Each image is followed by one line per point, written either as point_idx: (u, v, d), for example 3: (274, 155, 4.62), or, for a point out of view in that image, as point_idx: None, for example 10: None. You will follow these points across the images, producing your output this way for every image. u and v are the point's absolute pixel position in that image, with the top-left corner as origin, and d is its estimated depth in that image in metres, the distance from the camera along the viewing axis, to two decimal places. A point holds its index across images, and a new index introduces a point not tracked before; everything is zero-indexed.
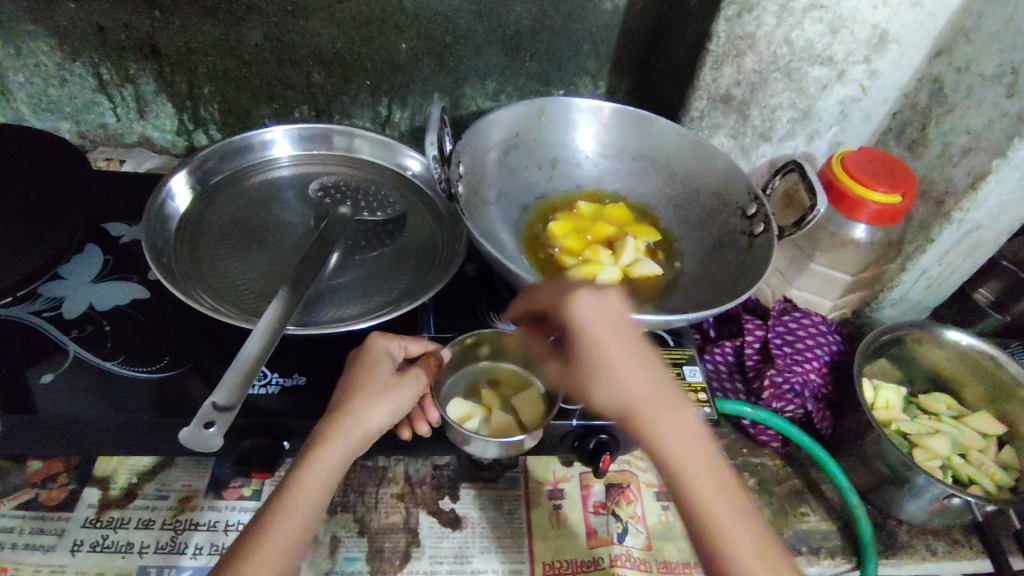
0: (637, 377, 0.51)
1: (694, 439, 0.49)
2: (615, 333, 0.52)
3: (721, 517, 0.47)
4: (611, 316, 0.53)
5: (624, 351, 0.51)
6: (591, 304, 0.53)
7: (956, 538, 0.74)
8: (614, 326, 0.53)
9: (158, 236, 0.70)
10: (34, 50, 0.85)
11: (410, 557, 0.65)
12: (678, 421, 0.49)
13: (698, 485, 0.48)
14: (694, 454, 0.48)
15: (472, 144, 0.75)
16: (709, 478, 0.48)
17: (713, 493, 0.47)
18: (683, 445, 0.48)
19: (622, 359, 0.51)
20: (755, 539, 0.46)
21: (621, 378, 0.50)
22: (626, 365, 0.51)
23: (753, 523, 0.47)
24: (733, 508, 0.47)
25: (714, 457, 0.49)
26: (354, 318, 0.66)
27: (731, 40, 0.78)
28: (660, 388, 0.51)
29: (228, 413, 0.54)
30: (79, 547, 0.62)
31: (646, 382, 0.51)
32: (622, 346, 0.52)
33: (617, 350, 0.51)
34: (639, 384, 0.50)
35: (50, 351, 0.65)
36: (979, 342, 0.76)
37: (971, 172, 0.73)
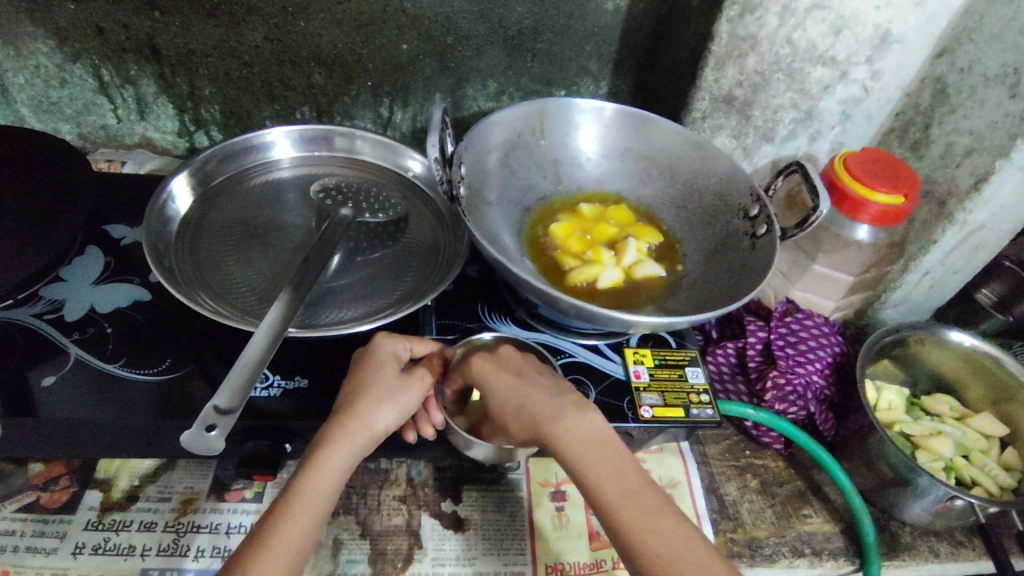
0: (536, 403, 0.57)
1: (589, 441, 0.55)
2: (510, 377, 0.60)
3: (617, 500, 0.52)
4: (508, 365, 0.62)
5: (522, 387, 0.59)
6: (486, 360, 0.63)
7: (959, 539, 0.74)
8: (514, 375, 0.61)
9: (159, 238, 0.70)
10: (34, 51, 0.85)
11: (412, 559, 0.65)
12: (575, 426, 0.55)
13: (595, 476, 0.53)
14: (588, 451, 0.54)
15: (474, 146, 0.74)
16: (605, 467, 0.53)
17: (608, 482, 0.53)
18: (580, 444, 0.54)
19: (519, 391, 0.59)
20: (647, 516, 0.51)
21: (523, 408, 0.57)
22: (525, 399, 0.58)
23: (648, 502, 0.52)
24: (628, 492, 0.52)
25: (612, 449, 0.55)
26: (357, 320, 0.66)
27: (733, 41, 0.77)
28: (557, 404, 0.57)
29: (231, 416, 0.54)
30: (81, 549, 0.62)
31: (543, 404, 0.57)
32: (519, 384, 0.60)
33: (515, 388, 0.59)
34: (537, 408, 0.57)
35: (52, 353, 0.65)
36: (982, 343, 0.76)
37: (974, 173, 0.73)
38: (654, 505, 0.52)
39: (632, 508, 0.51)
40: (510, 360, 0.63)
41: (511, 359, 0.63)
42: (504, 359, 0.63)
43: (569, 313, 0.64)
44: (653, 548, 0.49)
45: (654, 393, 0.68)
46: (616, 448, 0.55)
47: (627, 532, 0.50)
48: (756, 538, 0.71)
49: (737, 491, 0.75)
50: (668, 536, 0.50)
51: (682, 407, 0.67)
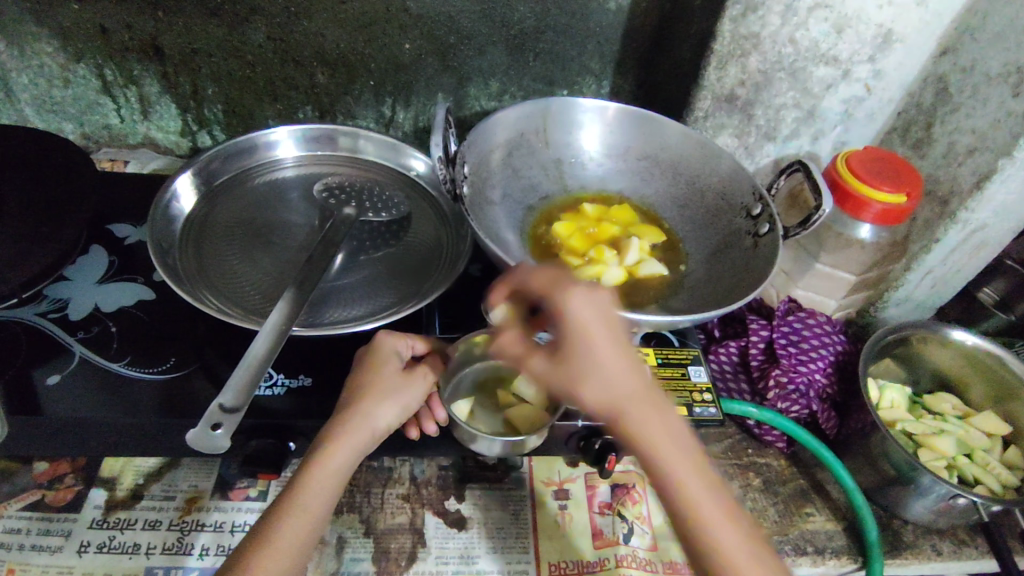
0: (624, 381, 0.48)
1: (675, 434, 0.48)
2: (604, 333, 0.49)
3: (711, 515, 0.46)
4: (604, 318, 0.51)
5: (614, 353, 0.49)
6: (585, 300, 0.50)
7: (962, 537, 0.74)
8: (609, 333, 0.50)
9: (163, 237, 0.70)
10: (38, 51, 0.85)
11: (416, 557, 0.65)
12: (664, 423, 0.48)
13: (688, 484, 0.47)
14: (678, 455, 0.47)
15: (477, 145, 0.74)
16: (697, 475, 0.47)
17: (702, 493, 0.47)
18: (671, 446, 0.47)
19: (615, 357, 0.49)
20: (740, 538, 0.46)
21: (607, 382, 0.48)
22: (618, 366, 0.49)
23: (740, 522, 0.47)
24: (723, 508, 0.47)
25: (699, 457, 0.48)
26: (360, 319, 0.67)
27: (736, 40, 0.77)
28: (647, 386, 0.49)
29: (235, 414, 0.55)
30: (86, 548, 0.63)
31: (630, 385, 0.48)
32: (613, 346, 0.49)
33: (607, 353, 0.49)
34: (623, 388, 0.48)
35: (57, 352, 0.65)
36: (984, 342, 0.76)
37: (976, 171, 0.73)
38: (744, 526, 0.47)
39: (728, 529, 0.46)
40: (606, 310, 0.51)
41: (607, 310, 0.51)
42: (600, 306, 0.51)
43: None
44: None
45: None
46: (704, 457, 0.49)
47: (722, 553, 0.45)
48: None
49: (740, 489, 0.75)
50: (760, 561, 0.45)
51: (685, 405, 0.68)
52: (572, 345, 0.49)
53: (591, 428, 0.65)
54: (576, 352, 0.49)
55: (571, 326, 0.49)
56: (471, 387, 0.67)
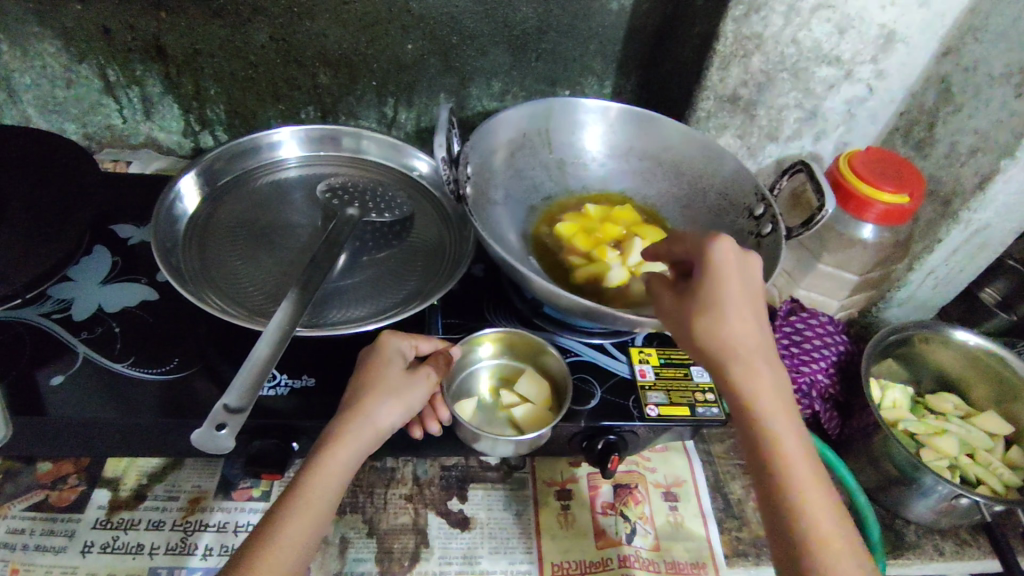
0: (747, 331, 0.51)
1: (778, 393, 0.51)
2: (740, 284, 0.52)
3: (798, 470, 0.48)
4: (743, 274, 0.53)
5: (745, 305, 0.52)
6: (733, 253, 0.53)
7: (964, 537, 0.74)
8: (744, 287, 0.52)
9: (166, 238, 0.70)
10: (41, 51, 0.85)
11: (419, 557, 0.66)
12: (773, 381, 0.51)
13: (784, 435, 0.49)
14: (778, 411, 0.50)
15: (481, 145, 0.75)
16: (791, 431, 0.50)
17: (795, 449, 0.49)
18: (773, 398, 0.50)
19: (741, 309, 0.51)
20: (823, 498, 0.48)
21: (733, 325, 0.51)
22: (737, 319, 0.51)
23: (824, 484, 0.49)
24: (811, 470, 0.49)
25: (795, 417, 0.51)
26: (363, 319, 0.67)
27: (738, 40, 0.77)
28: (761, 345, 0.52)
29: (240, 415, 0.54)
30: (90, 548, 0.63)
31: (752, 336, 0.51)
32: (743, 301, 0.52)
33: (739, 305, 0.51)
34: (745, 337, 0.51)
35: (61, 353, 0.65)
36: (986, 342, 0.76)
37: (979, 171, 0.73)
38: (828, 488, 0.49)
39: (814, 485, 0.48)
40: (749, 270, 0.53)
41: (749, 273, 0.53)
42: (746, 267, 0.53)
43: (576, 312, 0.64)
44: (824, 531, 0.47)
45: (660, 392, 0.68)
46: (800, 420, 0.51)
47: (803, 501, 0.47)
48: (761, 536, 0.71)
49: (742, 489, 0.75)
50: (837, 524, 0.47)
51: (688, 405, 0.68)
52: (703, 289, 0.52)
53: (594, 428, 0.65)
54: (709, 292, 0.52)
55: (711, 270, 0.52)
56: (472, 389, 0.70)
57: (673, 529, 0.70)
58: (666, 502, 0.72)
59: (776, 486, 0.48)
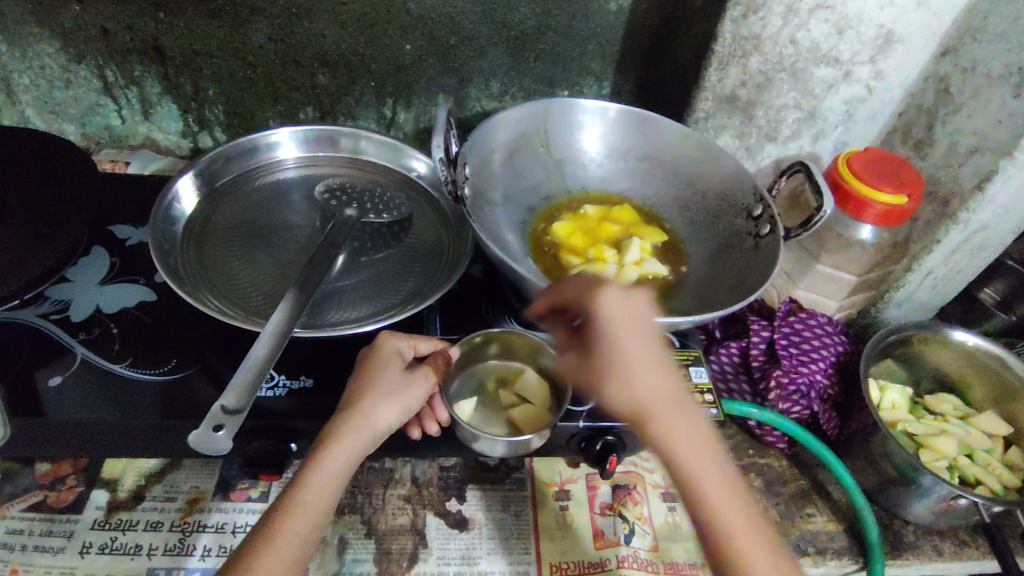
0: (651, 383, 0.49)
1: (698, 441, 0.48)
2: (633, 331, 0.51)
3: (728, 517, 0.47)
4: (636, 320, 0.52)
5: (643, 354, 0.50)
6: (619, 301, 0.52)
7: (963, 538, 0.74)
8: (639, 331, 0.51)
9: (164, 238, 0.70)
10: (39, 52, 0.85)
11: (417, 558, 0.66)
12: (692, 432, 0.49)
13: (708, 488, 0.47)
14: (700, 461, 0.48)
15: (479, 145, 0.75)
16: (720, 483, 0.48)
17: (722, 496, 0.47)
18: (698, 451, 0.48)
19: (640, 360, 0.50)
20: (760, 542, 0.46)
21: (636, 380, 0.49)
22: (637, 369, 0.50)
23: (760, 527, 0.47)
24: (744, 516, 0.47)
25: (723, 464, 0.49)
26: (361, 320, 0.67)
27: (737, 40, 0.77)
28: (671, 393, 0.50)
29: (237, 416, 0.54)
30: (88, 549, 0.63)
31: (658, 387, 0.49)
32: (640, 349, 0.50)
33: (637, 355, 0.50)
34: (651, 392, 0.49)
35: (59, 353, 0.65)
36: (985, 343, 0.76)
37: (977, 172, 0.73)
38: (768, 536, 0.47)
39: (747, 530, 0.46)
40: (638, 310, 0.53)
41: (639, 310, 0.53)
42: (633, 307, 0.53)
43: None
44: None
45: None
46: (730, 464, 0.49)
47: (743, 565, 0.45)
48: None
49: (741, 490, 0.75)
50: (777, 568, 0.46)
51: None
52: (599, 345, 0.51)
53: (592, 428, 0.64)
54: (606, 348, 0.51)
55: (599, 325, 0.51)
56: (476, 386, 0.70)
57: (672, 530, 0.70)
58: (664, 503, 0.72)
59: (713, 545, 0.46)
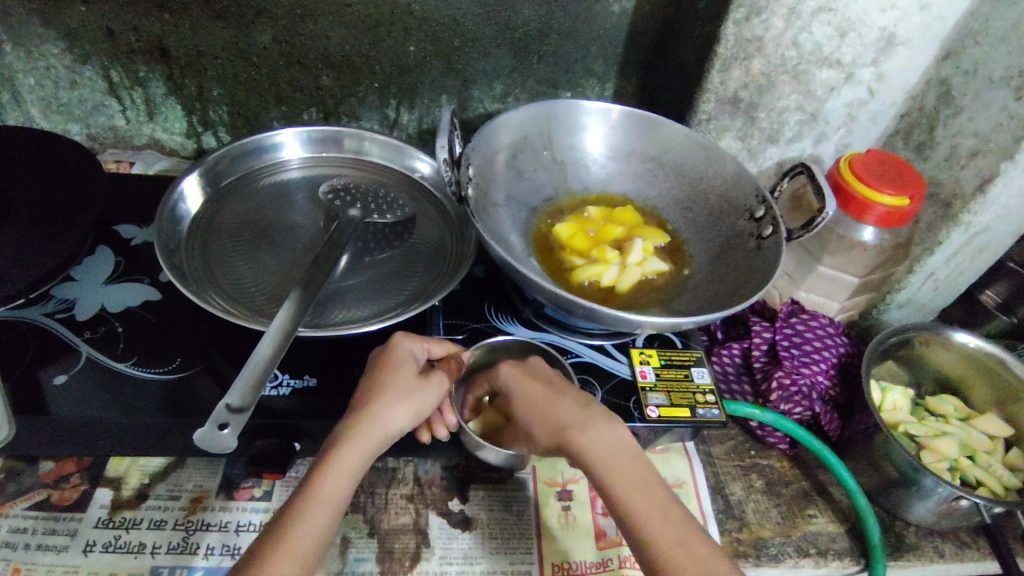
0: (566, 411, 0.59)
1: (614, 449, 0.56)
2: (531, 378, 0.63)
3: (644, 512, 0.53)
4: (545, 376, 0.64)
5: (555, 393, 0.61)
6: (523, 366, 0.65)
7: (964, 540, 0.74)
8: (540, 379, 0.63)
9: (170, 237, 0.70)
10: (44, 53, 0.86)
11: (420, 557, 0.66)
12: (599, 439, 0.56)
13: (625, 489, 0.54)
14: (616, 465, 0.55)
15: (482, 146, 0.75)
16: (636, 486, 0.54)
17: (636, 495, 0.54)
18: (605, 453, 0.56)
19: (553, 397, 0.60)
20: (676, 531, 0.52)
21: (550, 410, 0.59)
22: (550, 404, 0.60)
23: (678, 520, 0.53)
24: (659, 510, 0.53)
25: (636, 462, 0.56)
26: (365, 320, 0.67)
27: (739, 43, 0.78)
28: (586, 415, 0.58)
29: (242, 415, 0.55)
30: (92, 547, 0.63)
31: (571, 413, 0.58)
32: (552, 391, 0.61)
33: (552, 394, 0.61)
34: (566, 415, 0.58)
35: (64, 352, 0.65)
36: (987, 344, 0.77)
37: (979, 174, 0.73)
38: (672, 518, 0.53)
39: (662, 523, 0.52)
40: (537, 367, 0.65)
41: (538, 366, 0.65)
42: (532, 366, 0.65)
43: (575, 313, 0.64)
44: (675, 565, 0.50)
45: (660, 394, 0.69)
46: (637, 461, 0.56)
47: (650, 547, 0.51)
48: (761, 538, 0.71)
49: (742, 491, 0.75)
50: (696, 554, 0.51)
51: (688, 407, 0.68)
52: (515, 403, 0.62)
53: None
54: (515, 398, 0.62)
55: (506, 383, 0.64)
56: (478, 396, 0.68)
57: None
58: None
59: (636, 538, 0.52)
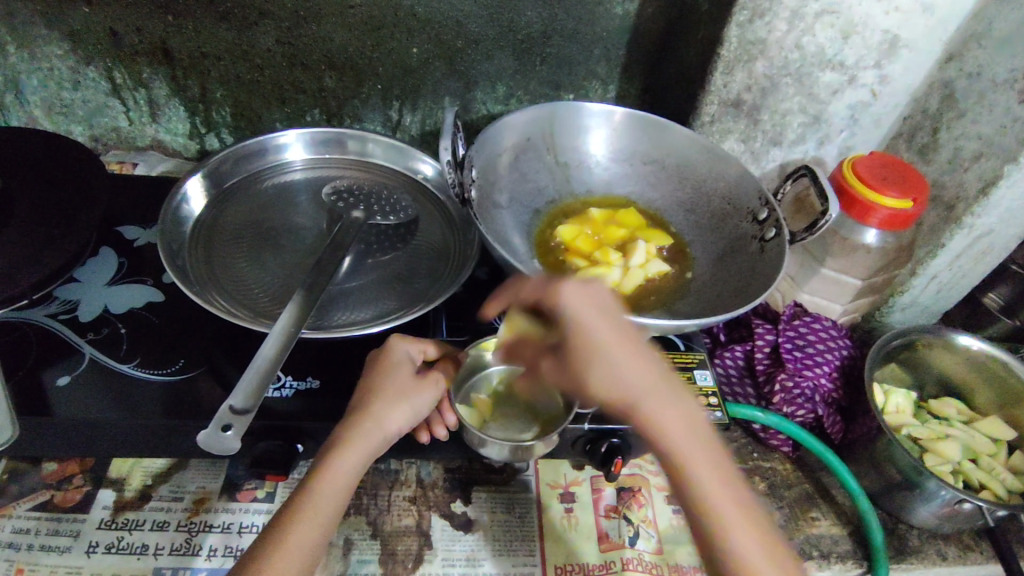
0: (633, 368, 0.50)
1: (687, 428, 0.49)
2: (599, 314, 0.52)
3: (721, 506, 0.47)
4: (606, 309, 0.53)
5: (621, 342, 0.51)
6: (584, 294, 0.53)
7: (967, 543, 0.74)
8: (608, 317, 0.52)
9: (173, 238, 0.70)
10: (48, 54, 0.86)
11: (423, 559, 0.66)
12: (671, 407, 0.49)
13: (699, 479, 0.48)
14: (691, 447, 0.48)
15: (485, 149, 0.75)
16: (713, 474, 0.48)
17: (713, 485, 0.47)
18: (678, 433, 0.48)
19: (619, 348, 0.50)
20: (754, 531, 0.47)
21: (615, 365, 0.50)
22: (617, 358, 0.50)
23: (754, 517, 0.47)
24: (735, 504, 0.47)
25: (709, 444, 0.49)
26: (367, 322, 0.67)
27: (743, 45, 0.78)
28: (655, 381, 0.50)
29: (245, 416, 0.55)
30: (95, 548, 0.63)
31: (639, 372, 0.50)
32: (617, 339, 0.51)
33: (619, 344, 0.51)
34: (635, 375, 0.50)
35: (67, 353, 0.65)
36: (990, 347, 0.77)
37: (982, 176, 0.73)
38: (745, 501, 0.48)
39: (741, 524, 0.47)
40: (604, 296, 0.54)
41: (604, 294, 0.54)
42: (595, 290, 0.54)
43: None
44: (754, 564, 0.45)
45: None
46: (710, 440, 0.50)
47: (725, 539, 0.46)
48: None
49: None
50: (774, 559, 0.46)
51: None
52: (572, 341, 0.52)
53: (596, 432, 0.65)
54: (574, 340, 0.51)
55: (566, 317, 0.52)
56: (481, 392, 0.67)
57: (677, 533, 0.70)
58: (669, 507, 0.72)
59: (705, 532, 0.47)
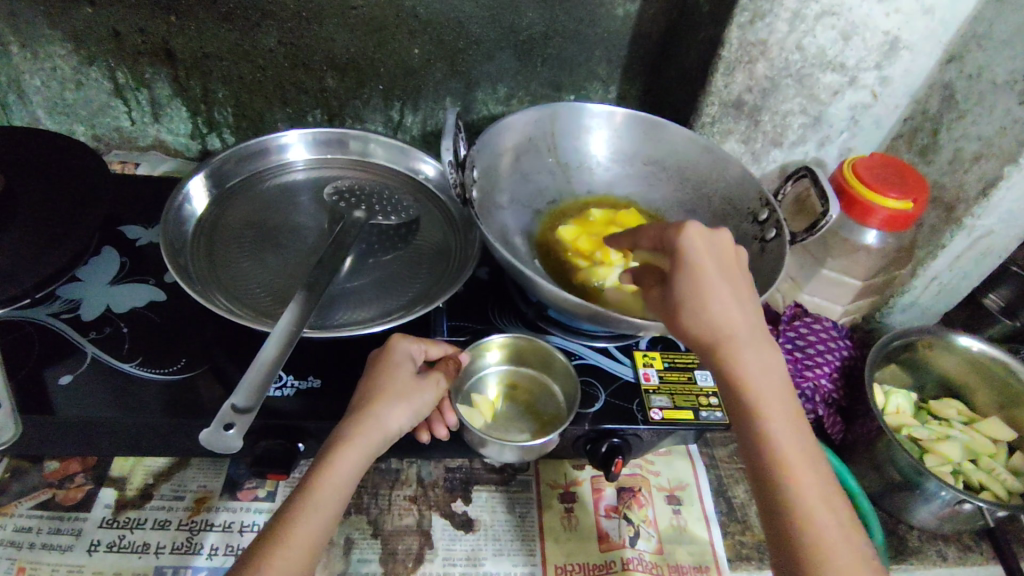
0: (733, 316, 0.51)
1: (773, 384, 0.50)
2: (714, 259, 0.52)
3: (792, 457, 0.48)
4: (721, 258, 0.53)
5: (727, 290, 0.52)
6: (704, 236, 0.53)
7: (967, 543, 0.74)
8: (718, 260, 0.53)
9: (175, 237, 0.70)
10: (51, 54, 0.86)
11: (423, 559, 0.66)
12: (760, 361, 0.51)
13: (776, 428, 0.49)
14: (773, 400, 0.50)
15: (486, 149, 0.75)
16: (788, 429, 0.49)
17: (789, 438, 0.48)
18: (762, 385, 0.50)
19: (724, 295, 0.52)
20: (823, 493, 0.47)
21: (716, 308, 0.51)
22: (720, 303, 0.51)
23: (823, 482, 0.47)
24: (805, 462, 0.48)
25: (789, 402, 0.50)
26: (369, 321, 0.67)
27: (743, 46, 0.78)
28: (751, 333, 0.52)
29: (247, 415, 0.55)
30: (96, 547, 0.63)
31: (738, 322, 0.52)
32: (723, 285, 0.52)
33: (724, 292, 0.52)
34: (733, 323, 0.51)
35: (69, 352, 0.66)
36: (990, 348, 0.77)
37: (982, 178, 0.74)
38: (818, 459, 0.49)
39: (810, 482, 0.47)
40: (723, 244, 0.54)
41: (723, 242, 0.54)
42: (717, 238, 0.54)
43: (580, 316, 0.64)
44: (812, 512, 0.46)
45: (663, 396, 0.68)
46: (794, 398, 0.51)
47: (792, 492, 0.47)
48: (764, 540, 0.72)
49: (745, 494, 0.75)
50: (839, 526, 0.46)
51: (690, 409, 0.68)
52: (678, 278, 0.52)
53: (597, 431, 0.65)
54: (679, 278, 0.52)
55: (681, 255, 0.53)
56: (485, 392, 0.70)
57: (676, 533, 0.70)
58: (669, 507, 0.72)
59: (769, 478, 0.48)
